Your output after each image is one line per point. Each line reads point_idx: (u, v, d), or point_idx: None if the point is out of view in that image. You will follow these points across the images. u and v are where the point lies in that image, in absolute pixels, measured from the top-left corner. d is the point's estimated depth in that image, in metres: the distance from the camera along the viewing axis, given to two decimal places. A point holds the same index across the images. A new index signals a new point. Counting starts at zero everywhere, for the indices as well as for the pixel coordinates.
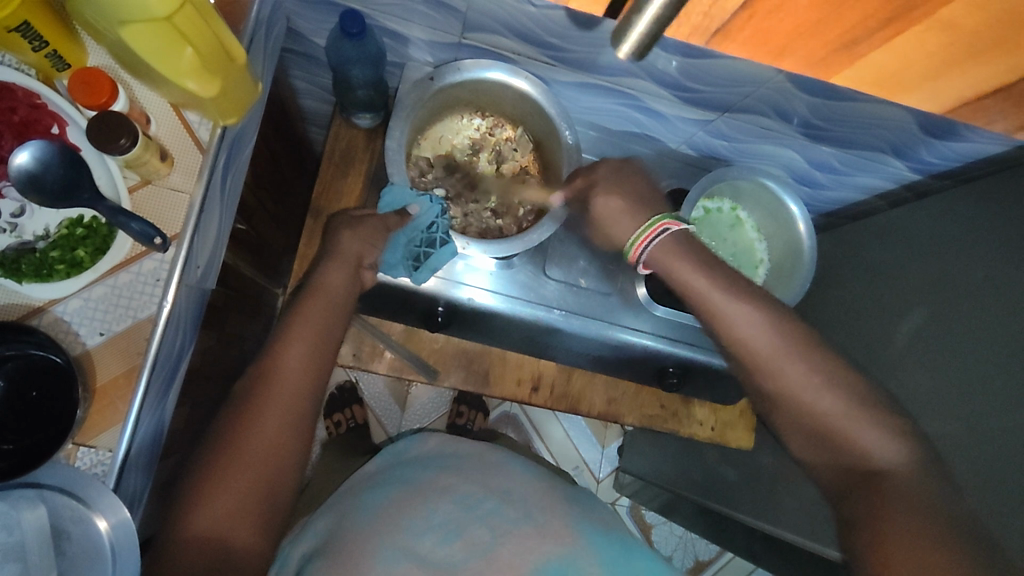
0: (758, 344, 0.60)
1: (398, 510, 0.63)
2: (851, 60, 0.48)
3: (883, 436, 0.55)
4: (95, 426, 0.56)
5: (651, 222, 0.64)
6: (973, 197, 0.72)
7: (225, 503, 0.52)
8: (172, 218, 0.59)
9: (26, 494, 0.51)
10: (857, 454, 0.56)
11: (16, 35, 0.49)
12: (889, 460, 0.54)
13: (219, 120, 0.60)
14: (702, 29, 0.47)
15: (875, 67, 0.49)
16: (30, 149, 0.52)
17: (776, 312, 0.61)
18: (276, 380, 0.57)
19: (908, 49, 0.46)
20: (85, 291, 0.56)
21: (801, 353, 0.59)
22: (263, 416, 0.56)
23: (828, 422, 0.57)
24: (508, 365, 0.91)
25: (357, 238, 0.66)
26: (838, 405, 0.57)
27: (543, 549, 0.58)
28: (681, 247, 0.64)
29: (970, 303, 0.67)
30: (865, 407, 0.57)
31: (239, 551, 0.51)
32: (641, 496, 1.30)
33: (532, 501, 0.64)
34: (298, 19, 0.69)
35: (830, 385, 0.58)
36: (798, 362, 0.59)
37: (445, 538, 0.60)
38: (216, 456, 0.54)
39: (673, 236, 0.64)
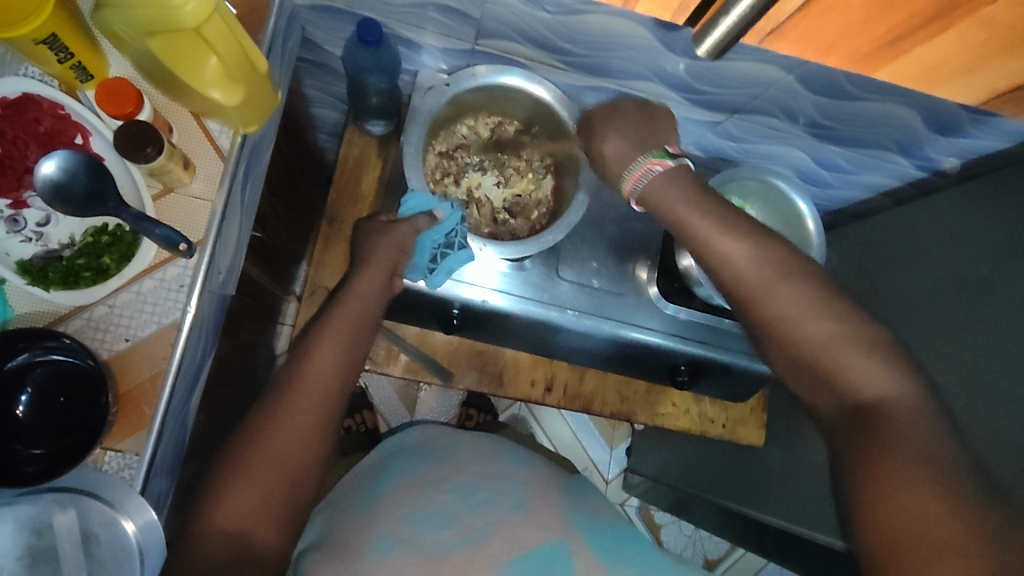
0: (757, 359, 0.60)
1: (398, 501, 0.64)
2: (894, 56, 0.54)
3: (879, 369, 0.50)
4: (121, 431, 0.57)
5: (636, 163, 0.60)
6: (979, 193, 0.73)
7: (247, 500, 0.53)
8: (196, 225, 0.60)
9: (56, 497, 0.53)
10: (844, 389, 0.51)
11: (43, 47, 0.50)
12: (880, 394, 0.49)
13: (239, 128, 0.61)
14: (761, 28, 0.54)
15: (914, 65, 0.55)
16: (56, 159, 0.53)
17: (761, 240, 0.57)
18: (302, 382, 0.58)
19: (947, 48, 0.52)
20: (110, 298, 0.57)
21: (784, 280, 0.55)
22: (287, 416, 0.56)
23: (813, 354, 0.53)
24: (521, 366, 0.92)
25: (387, 245, 0.67)
26: (822, 332, 0.53)
27: (534, 538, 0.58)
28: (674, 183, 0.59)
29: (974, 297, 0.68)
30: (855, 337, 0.52)
31: (259, 547, 0.52)
32: (651, 496, 1.31)
33: (549, 499, 0.65)
34: (312, 28, 0.70)
35: (818, 307, 0.54)
36: (792, 291, 0.54)
37: (436, 525, 0.60)
38: (242, 452, 0.55)
39: (662, 175, 0.59)
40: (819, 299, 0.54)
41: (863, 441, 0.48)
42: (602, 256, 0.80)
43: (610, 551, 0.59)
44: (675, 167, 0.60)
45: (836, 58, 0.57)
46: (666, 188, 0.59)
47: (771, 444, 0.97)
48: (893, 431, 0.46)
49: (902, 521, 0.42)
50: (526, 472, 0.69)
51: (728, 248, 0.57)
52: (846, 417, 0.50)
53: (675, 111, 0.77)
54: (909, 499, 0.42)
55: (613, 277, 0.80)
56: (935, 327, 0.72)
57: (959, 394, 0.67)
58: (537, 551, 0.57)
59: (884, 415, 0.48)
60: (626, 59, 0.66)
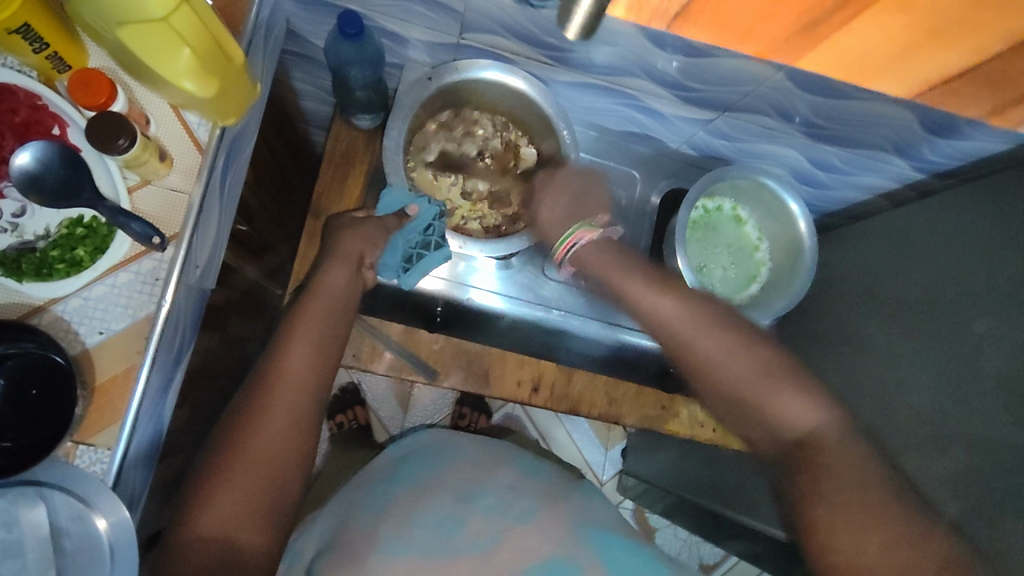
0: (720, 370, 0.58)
1: (407, 507, 0.63)
2: (815, 43, 0.52)
3: (807, 404, 0.53)
4: (93, 423, 0.56)
5: (568, 231, 0.68)
6: (977, 194, 0.72)
7: (232, 503, 0.52)
8: (172, 218, 0.59)
9: (21, 491, 0.52)
10: (779, 425, 0.54)
11: (17, 37, 0.50)
12: (810, 427, 0.52)
13: (218, 121, 0.60)
14: (668, 12, 0.52)
15: (841, 54, 0.53)
16: (30, 150, 0.52)
17: (684, 296, 0.63)
18: (277, 380, 0.57)
19: (868, 38, 0.49)
20: (84, 290, 0.57)
21: (709, 327, 0.60)
22: (266, 419, 0.56)
23: (738, 390, 0.56)
24: (507, 365, 0.91)
25: (357, 237, 0.67)
26: (743, 368, 0.57)
27: (545, 548, 0.57)
28: (598, 253, 0.68)
29: (966, 301, 0.67)
30: (774, 376, 0.55)
31: (247, 551, 0.51)
32: (645, 499, 1.30)
33: (536, 497, 0.63)
34: (297, 20, 0.69)
35: (742, 351, 0.58)
36: (707, 338, 0.59)
37: (446, 534, 0.59)
38: (222, 456, 0.54)
39: (587, 245, 0.68)
40: (737, 342, 0.59)
41: (794, 480, 0.50)
42: None
43: (616, 561, 0.58)
44: (600, 236, 0.68)
45: (757, 43, 0.55)
46: (592, 256, 0.68)
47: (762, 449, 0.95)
48: (821, 470, 0.49)
49: (845, 539, 0.45)
50: (528, 475, 0.68)
51: (656, 302, 0.64)
52: (781, 450, 0.53)
53: (665, 109, 0.76)
54: (849, 531, 0.45)
55: None
56: (929, 331, 0.71)
57: (951, 401, 0.65)
58: (544, 563, 0.56)
59: (813, 449, 0.50)
60: (612, 56, 0.66)
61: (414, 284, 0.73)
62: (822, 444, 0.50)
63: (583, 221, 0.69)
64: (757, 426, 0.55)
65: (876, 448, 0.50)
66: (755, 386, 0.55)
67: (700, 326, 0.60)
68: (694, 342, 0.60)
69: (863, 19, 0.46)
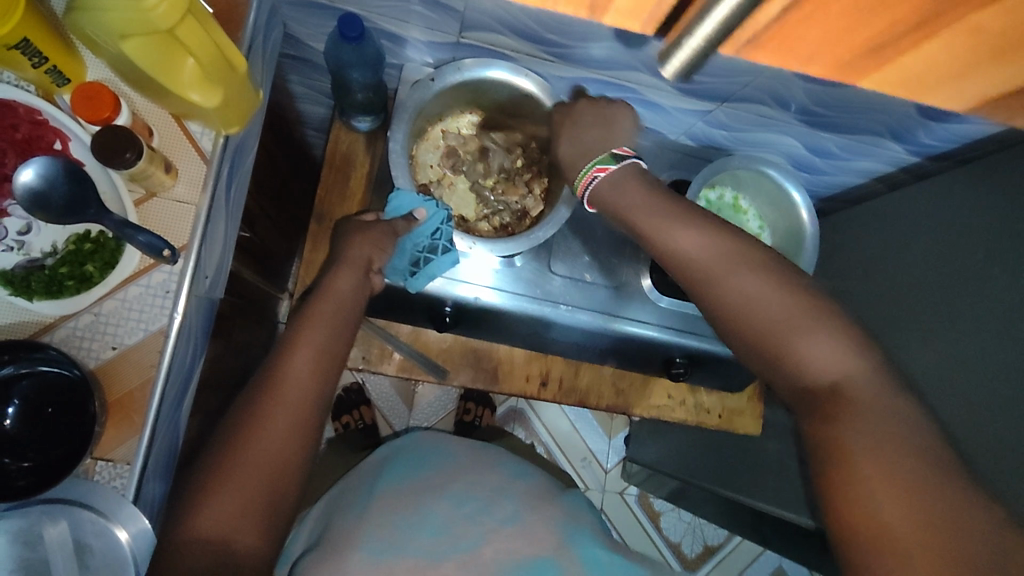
0: (757, 309, 0.53)
1: (388, 506, 0.63)
2: (877, 65, 0.52)
3: (832, 346, 0.51)
4: (110, 440, 0.56)
5: (583, 170, 0.64)
6: (974, 175, 0.73)
7: (230, 506, 0.51)
8: (179, 229, 0.59)
9: (45, 509, 0.54)
10: (796, 368, 0.52)
11: (16, 52, 0.49)
12: (835, 375, 0.50)
13: (222, 130, 0.60)
14: (739, 38, 0.51)
15: (898, 73, 0.53)
16: (35, 167, 0.52)
17: (715, 229, 0.58)
18: (283, 385, 0.56)
19: (935, 57, 0.49)
20: (95, 306, 0.57)
21: (740, 265, 0.55)
22: (269, 422, 0.54)
23: (761, 335, 0.53)
24: (515, 361, 0.91)
25: (365, 243, 0.66)
26: (773, 313, 0.53)
27: (528, 550, 0.58)
28: (624, 182, 0.62)
29: (966, 283, 0.69)
30: (809, 312, 0.52)
31: (242, 555, 0.50)
32: (650, 485, 1.32)
33: (519, 501, 0.64)
34: (294, 24, 0.69)
35: (776, 289, 0.54)
36: (746, 276, 0.54)
37: (431, 532, 0.60)
38: (223, 458, 0.53)
39: (606, 180, 0.62)
40: (770, 280, 0.54)
41: (823, 422, 0.49)
42: (593, 250, 0.80)
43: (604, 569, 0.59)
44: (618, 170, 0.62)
45: (820, 66, 0.55)
46: (615, 191, 0.62)
47: (768, 432, 0.97)
48: (851, 418, 0.47)
49: (869, 496, 0.44)
50: (523, 483, 0.69)
51: (685, 240, 0.58)
52: (800, 393, 0.52)
53: (665, 102, 0.76)
54: (863, 478, 0.45)
55: (606, 270, 0.80)
56: (931, 312, 0.72)
57: (956, 380, 0.67)
58: (529, 563, 0.57)
59: (837, 396, 0.49)
60: (613, 50, 0.66)
61: (422, 287, 0.72)
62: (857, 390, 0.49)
63: (597, 155, 0.64)
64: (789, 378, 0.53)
65: (906, 394, 0.49)
66: (780, 328, 0.52)
67: (725, 263, 0.55)
68: (721, 280, 0.55)
69: (937, 37, 0.46)
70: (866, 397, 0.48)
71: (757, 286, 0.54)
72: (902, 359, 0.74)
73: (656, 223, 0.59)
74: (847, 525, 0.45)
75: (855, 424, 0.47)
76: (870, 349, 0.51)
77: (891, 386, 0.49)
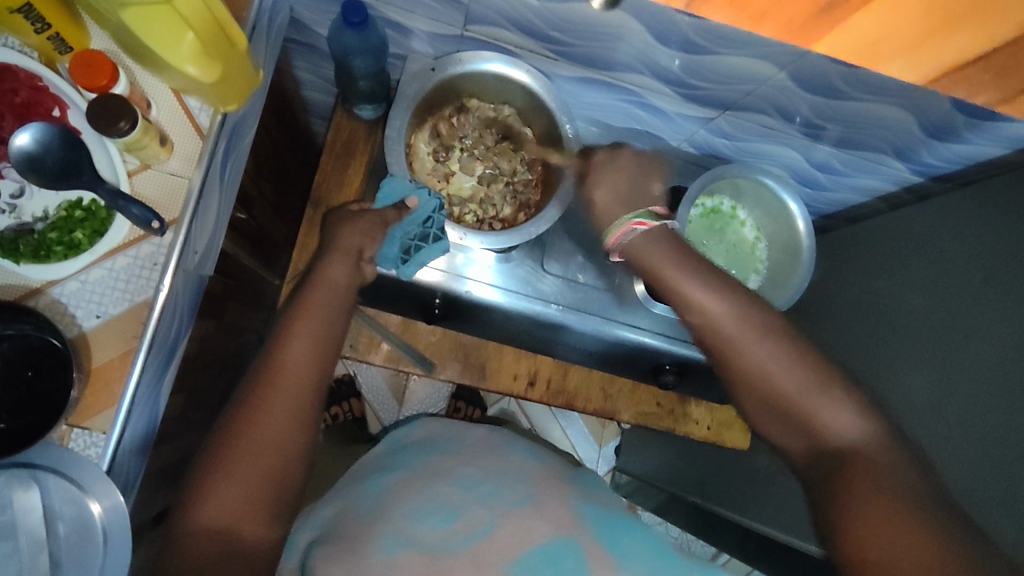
0: (780, 377, 0.56)
1: (397, 495, 0.62)
2: (829, 26, 0.48)
3: (849, 415, 0.54)
4: (89, 408, 0.56)
5: (620, 221, 0.65)
6: (974, 198, 0.73)
7: (234, 497, 0.51)
8: (171, 202, 0.59)
9: (17, 472, 0.53)
10: (820, 433, 0.55)
11: (18, 16, 0.49)
12: (852, 438, 0.53)
13: (219, 106, 0.60)
14: None
15: (852, 36, 0.49)
16: (31, 131, 0.52)
17: (742, 297, 0.61)
18: (281, 373, 0.56)
19: (891, 16, 0.46)
20: (82, 274, 0.57)
21: (762, 333, 0.58)
22: (268, 410, 0.54)
23: (788, 400, 0.56)
24: (504, 359, 0.91)
25: (356, 231, 0.65)
26: (795, 382, 0.56)
27: (540, 530, 0.55)
28: (659, 244, 0.63)
29: (959, 307, 0.68)
30: (828, 384, 0.55)
31: (249, 542, 0.51)
32: (638, 496, 1.31)
33: (530, 484, 0.62)
34: (301, 8, 0.69)
35: (795, 358, 0.57)
36: (762, 341, 0.58)
37: (443, 520, 0.57)
38: (221, 449, 0.53)
39: (644, 234, 0.64)
40: (792, 350, 0.57)
41: (838, 489, 0.51)
42: (588, 251, 0.80)
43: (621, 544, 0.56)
44: (657, 227, 0.64)
45: (771, 27, 0.50)
46: (646, 252, 0.64)
47: (756, 448, 0.96)
48: (872, 482, 0.49)
49: (879, 550, 0.45)
50: (534, 466, 0.68)
51: (706, 300, 0.60)
52: (818, 461, 0.54)
53: (667, 106, 0.76)
54: (880, 540, 0.46)
55: (600, 272, 0.80)
56: (924, 334, 0.72)
57: (948, 404, 0.66)
58: (547, 546, 0.54)
59: (854, 463, 0.51)
60: (616, 51, 0.66)
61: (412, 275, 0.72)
62: (871, 457, 0.51)
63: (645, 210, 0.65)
64: (803, 434, 0.56)
65: (923, 467, 0.51)
66: (801, 396, 0.55)
67: (747, 327, 0.59)
68: (746, 344, 0.58)
69: None
70: (886, 461, 0.50)
71: (774, 351, 0.57)
72: (893, 377, 0.74)
73: (680, 280, 0.62)
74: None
75: (863, 495, 0.48)
76: (890, 424, 0.53)
77: (906, 456, 0.51)
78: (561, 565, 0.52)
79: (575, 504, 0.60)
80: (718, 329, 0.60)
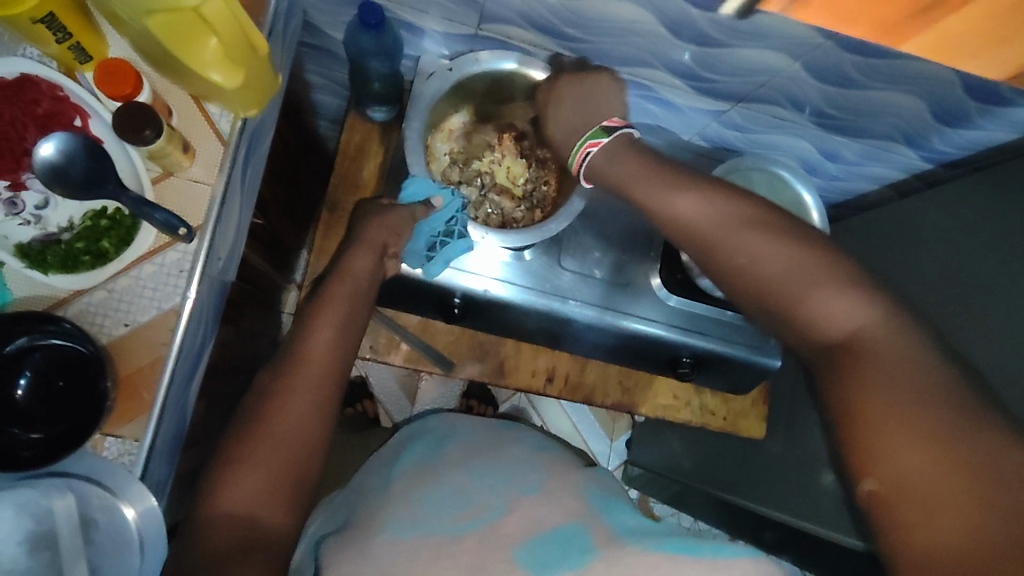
0: (773, 268, 0.51)
1: (412, 487, 0.62)
2: (921, 28, 0.45)
3: (845, 298, 0.48)
4: (121, 415, 0.56)
5: (575, 146, 0.63)
6: (984, 182, 0.73)
7: (255, 482, 0.50)
8: (193, 210, 0.59)
9: (55, 482, 0.53)
10: (808, 323, 0.50)
11: (41, 27, 0.50)
12: (850, 326, 0.47)
13: (240, 112, 0.60)
14: None
15: (945, 35, 0.46)
16: (54, 141, 0.53)
17: None
18: (303, 363, 0.56)
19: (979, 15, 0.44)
20: (109, 283, 0.57)
21: (740, 225, 0.54)
22: (290, 399, 0.54)
23: (778, 291, 0.51)
24: (522, 356, 0.91)
25: (383, 226, 0.66)
26: (782, 269, 0.51)
27: (552, 514, 0.54)
28: (616, 157, 0.61)
29: (970, 290, 0.69)
30: (819, 268, 0.50)
31: (269, 529, 0.50)
32: (651, 489, 1.31)
33: (542, 472, 0.62)
34: (314, 12, 0.69)
35: (777, 245, 0.52)
36: (743, 233, 0.53)
37: (454, 507, 0.56)
38: (243, 436, 0.52)
39: (600, 155, 0.62)
40: (782, 237, 0.52)
41: (843, 378, 0.46)
42: (603, 246, 0.80)
43: (638, 530, 0.54)
44: (611, 143, 0.62)
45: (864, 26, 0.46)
46: (611, 162, 0.61)
47: (771, 437, 0.97)
48: (871, 367, 0.44)
49: (873, 400, 0.43)
50: (544, 456, 0.68)
51: (693, 206, 0.56)
52: (819, 354, 0.49)
53: (680, 100, 0.76)
54: (885, 399, 0.42)
55: (615, 267, 0.80)
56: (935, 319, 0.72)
57: None
58: (557, 529, 0.52)
59: (858, 347, 0.46)
60: (627, 46, 0.66)
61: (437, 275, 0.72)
62: (875, 340, 0.46)
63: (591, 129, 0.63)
64: (800, 335, 0.51)
65: (924, 326, 0.47)
66: (800, 288, 0.50)
67: (725, 221, 0.54)
68: (722, 238, 0.54)
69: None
70: (893, 345, 0.45)
71: (766, 240, 0.52)
72: None
73: (654, 195, 0.58)
74: (866, 474, 0.42)
75: (867, 371, 0.45)
76: (891, 301, 0.48)
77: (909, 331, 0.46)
78: (570, 547, 0.50)
79: (583, 489, 0.60)
80: (690, 234, 0.56)
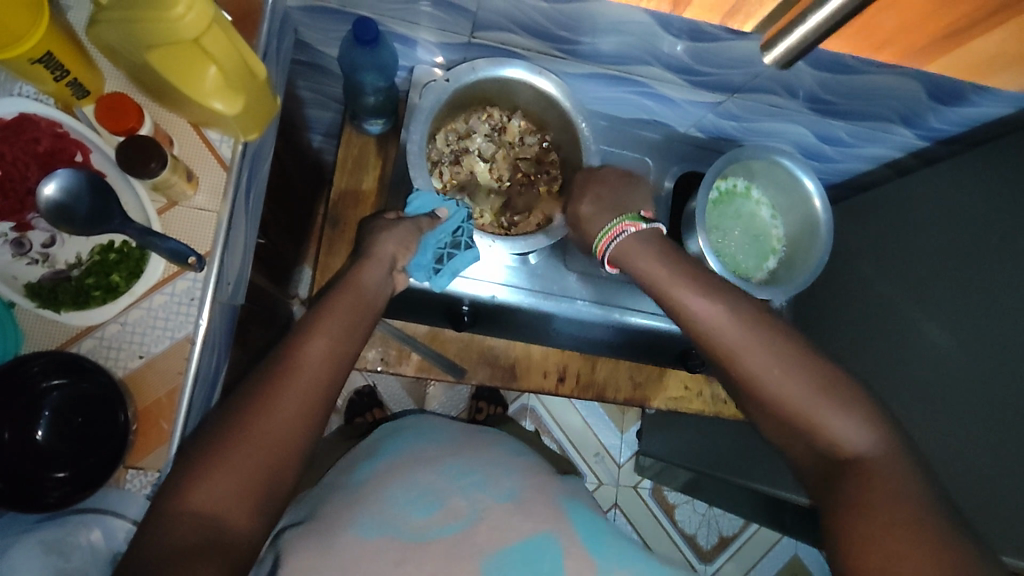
0: (782, 395, 0.52)
1: (386, 479, 0.58)
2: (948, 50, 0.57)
3: (855, 424, 0.50)
4: (143, 447, 0.56)
5: (612, 223, 0.64)
6: (981, 158, 0.73)
7: (225, 487, 0.45)
8: (202, 236, 0.59)
9: (80, 519, 0.53)
10: (823, 442, 0.51)
11: (39, 66, 0.49)
12: (860, 449, 0.49)
13: (241, 136, 0.60)
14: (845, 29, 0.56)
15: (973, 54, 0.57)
16: (58, 179, 0.52)
17: None
18: (297, 368, 0.50)
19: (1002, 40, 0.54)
20: (121, 316, 0.57)
21: (763, 341, 0.54)
22: (278, 404, 0.48)
23: (789, 407, 0.52)
24: (533, 358, 0.92)
25: (391, 239, 0.63)
26: (798, 391, 0.52)
27: (524, 527, 0.52)
28: (644, 244, 0.62)
29: (972, 266, 0.69)
30: (834, 391, 0.51)
31: (231, 534, 0.44)
32: (664, 477, 1.32)
33: (519, 475, 0.59)
34: (305, 30, 0.69)
35: (799, 364, 0.53)
36: (766, 351, 0.53)
37: (425, 508, 0.53)
38: (220, 438, 0.47)
39: (633, 235, 0.63)
40: (793, 352, 0.53)
41: (842, 492, 0.48)
42: None
43: (603, 546, 0.54)
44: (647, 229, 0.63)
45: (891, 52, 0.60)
46: (632, 258, 0.62)
47: None
48: (878, 488, 0.46)
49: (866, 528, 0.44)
50: (523, 457, 0.65)
51: (707, 310, 0.56)
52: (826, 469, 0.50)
53: (675, 94, 0.77)
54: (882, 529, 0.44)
55: None
56: (937, 296, 0.73)
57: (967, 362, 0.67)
58: (527, 542, 0.51)
59: (864, 473, 0.48)
60: (620, 45, 0.66)
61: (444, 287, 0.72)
62: (880, 469, 0.47)
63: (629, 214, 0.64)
64: (806, 445, 0.52)
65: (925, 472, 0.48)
66: (809, 404, 0.51)
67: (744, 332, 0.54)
68: (746, 355, 0.54)
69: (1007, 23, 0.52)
70: (895, 474, 0.47)
71: (772, 358, 0.53)
72: (910, 340, 0.75)
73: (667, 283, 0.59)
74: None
75: (876, 497, 0.46)
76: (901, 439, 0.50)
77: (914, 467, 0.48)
78: (538, 565, 0.50)
79: (559, 499, 0.58)
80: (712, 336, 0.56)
